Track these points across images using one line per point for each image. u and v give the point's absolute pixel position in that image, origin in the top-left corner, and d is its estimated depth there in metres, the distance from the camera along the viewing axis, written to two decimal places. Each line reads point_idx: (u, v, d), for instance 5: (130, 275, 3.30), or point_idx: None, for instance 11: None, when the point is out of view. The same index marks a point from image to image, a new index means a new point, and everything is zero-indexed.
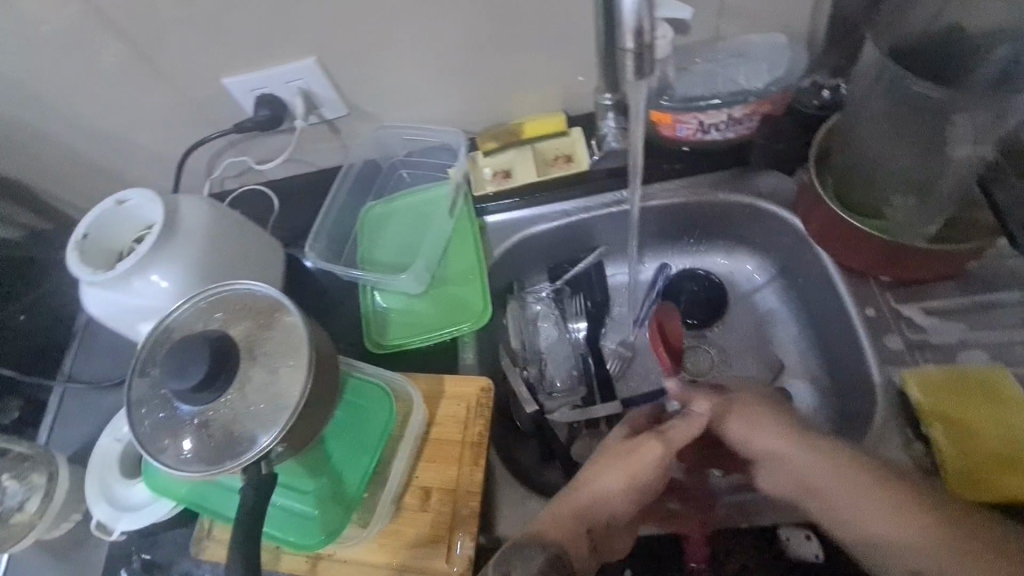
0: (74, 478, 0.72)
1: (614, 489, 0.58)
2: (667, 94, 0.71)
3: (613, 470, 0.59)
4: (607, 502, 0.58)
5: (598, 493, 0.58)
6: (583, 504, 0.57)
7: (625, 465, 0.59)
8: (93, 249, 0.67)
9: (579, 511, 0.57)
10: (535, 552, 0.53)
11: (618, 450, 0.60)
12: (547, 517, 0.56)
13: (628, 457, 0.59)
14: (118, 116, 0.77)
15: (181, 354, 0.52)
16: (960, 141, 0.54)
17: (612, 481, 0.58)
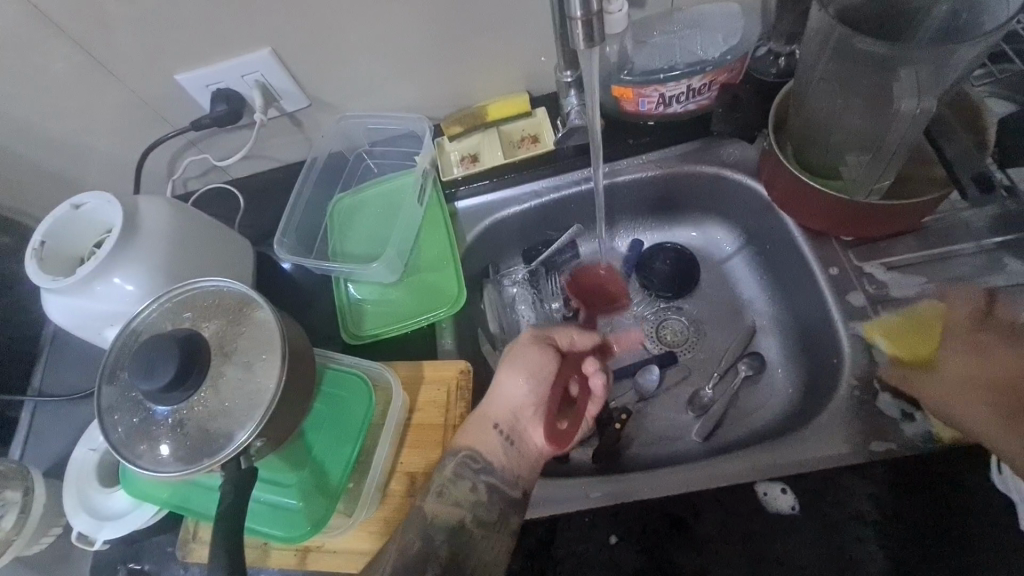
0: (51, 491, 0.70)
1: (513, 385, 0.64)
2: (627, 69, 0.72)
3: (504, 369, 0.65)
4: (506, 398, 0.64)
5: (498, 394, 0.64)
6: (488, 408, 0.63)
7: (511, 362, 0.65)
8: (53, 256, 0.66)
9: (485, 415, 0.63)
10: (448, 457, 0.61)
11: (506, 355, 0.67)
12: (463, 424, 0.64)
13: (513, 356, 0.66)
14: (68, 120, 0.75)
15: (149, 354, 0.52)
16: (903, 94, 0.53)
17: (504, 380, 0.65)
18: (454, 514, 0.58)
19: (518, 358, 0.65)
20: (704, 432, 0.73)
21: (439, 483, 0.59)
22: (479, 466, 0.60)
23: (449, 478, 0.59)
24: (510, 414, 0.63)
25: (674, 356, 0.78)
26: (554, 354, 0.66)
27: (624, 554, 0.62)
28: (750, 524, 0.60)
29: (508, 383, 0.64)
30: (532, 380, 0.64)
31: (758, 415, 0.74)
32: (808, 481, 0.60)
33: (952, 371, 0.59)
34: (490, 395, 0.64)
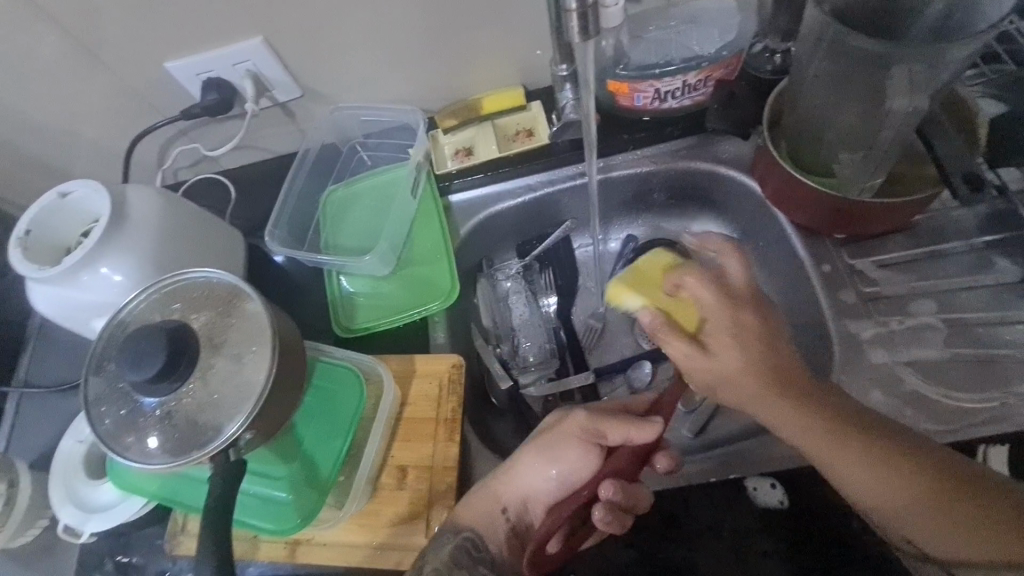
0: (37, 483, 0.70)
1: (535, 474, 0.60)
2: (623, 64, 0.72)
3: (532, 453, 0.60)
4: (524, 483, 0.60)
5: (518, 478, 0.60)
6: (503, 491, 0.60)
7: (546, 448, 0.59)
8: (38, 245, 0.65)
9: (499, 498, 0.59)
10: (448, 537, 0.57)
11: (541, 437, 0.60)
12: (470, 497, 0.60)
13: (552, 437, 0.59)
14: (54, 108, 0.73)
15: (137, 345, 0.51)
16: (896, 93, 0.55)
17: (534, 461, 0.60)
18: None
19: (556, 446, 0.59)
20: (696, 428, 0.74)
21: (433, 567, 0.54)
22: (480, 556, 0.56)
23: (446, 562, 0.54)
24: (521, 500, 0.60)
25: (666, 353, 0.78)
26: (597, 457, 0.58)
27: (616, 545, 0.65)
28: (739, 517, 0.63)
29: (539, 468, 0.59)
30: (561, 475, 0.59)
31: None
32: (796, 480, 0.62)
33: (729, 358, 0.59)
34: (508, 475, 0.60)
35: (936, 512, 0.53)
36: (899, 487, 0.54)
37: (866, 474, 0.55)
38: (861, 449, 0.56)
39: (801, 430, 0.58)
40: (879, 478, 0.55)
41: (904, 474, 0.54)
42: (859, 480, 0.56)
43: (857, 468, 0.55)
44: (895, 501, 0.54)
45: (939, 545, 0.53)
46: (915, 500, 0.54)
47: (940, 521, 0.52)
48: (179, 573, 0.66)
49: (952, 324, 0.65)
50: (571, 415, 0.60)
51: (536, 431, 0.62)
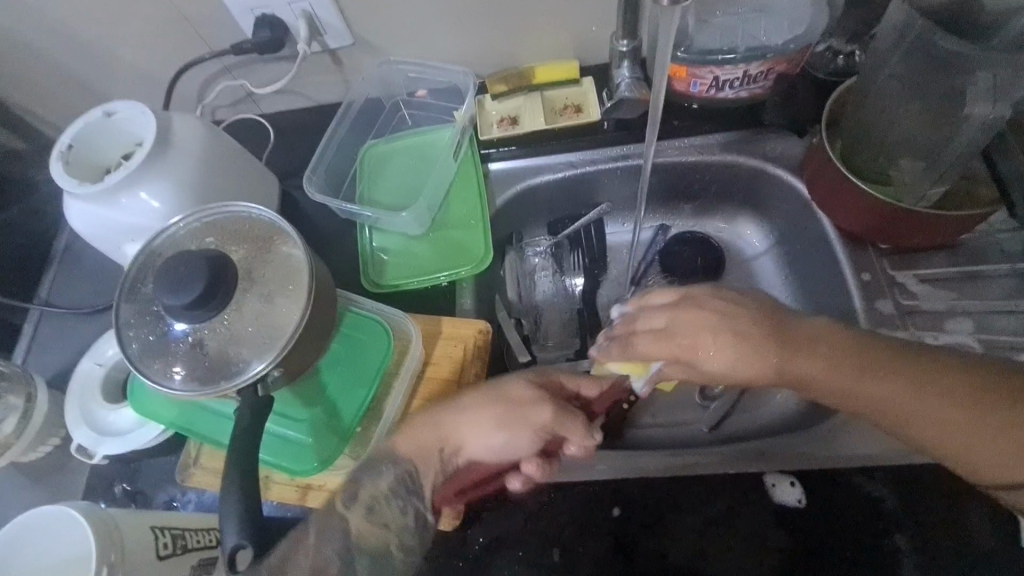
0: (54, 401, 0.70)
1: (487, 432, 0.58)
2: (685, 46, 0.70)
3: (490, 411, 0.58)
4: (474, 435, 0.57)
5: (469, 429, 0.57)
6: (447, 436, 0.57)
7: (508, 414, 0.58)
8: (78, 162, 0.64)
9: (442, 439, 0.57)
10: (386, 469, 0.55)
11: (507, 391, 0.59)
12: (409, 427, 0.57)
13: (519, 412, 0.58)
14: (104, 26, 0.72)
15: (177, 269, 0.51)
16: (977, 98, 0.54)
17: (491, 418, 0.58)
18: (377, 537, 0.53)
19: (518, 409, 0.58)
20: (711, 423, 0.74)
21: (370, 497, 0.54)
22: (414, 490, 0.55)
23: (383, 496, 0.54)
24: (463, 446, 0.58)
25: None
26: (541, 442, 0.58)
27: (628, 529, 0.63)
28: (754, 513, 0.62)
29: (491, 432, 0.58)
30: (507, 445, 0.58)
31: (767, 412, 0.74)
32: (811, 475, 0.63)
33: (724, 347, 0.58)
34: (460, 422, 0.57)
35: (994, 445, 0.51)
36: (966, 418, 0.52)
37: (910, 413, 0.53)
38: (906, 387, 0.53)
39: (834, 380, 0.55)
40: (932, 417, 0.53)
41: (951, 411, 0.52)
42: (899, 417, 0.54)
43: (899, 408, 0.53)
44: (942, 436, 0.52)
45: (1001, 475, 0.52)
46: (963, 433, 0.52)
47: (989, 447, 0.51)
48: (187, 504, 0.66)
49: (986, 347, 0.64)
50: (544, 404, 0.58)
51: (500, 391, 0.59)
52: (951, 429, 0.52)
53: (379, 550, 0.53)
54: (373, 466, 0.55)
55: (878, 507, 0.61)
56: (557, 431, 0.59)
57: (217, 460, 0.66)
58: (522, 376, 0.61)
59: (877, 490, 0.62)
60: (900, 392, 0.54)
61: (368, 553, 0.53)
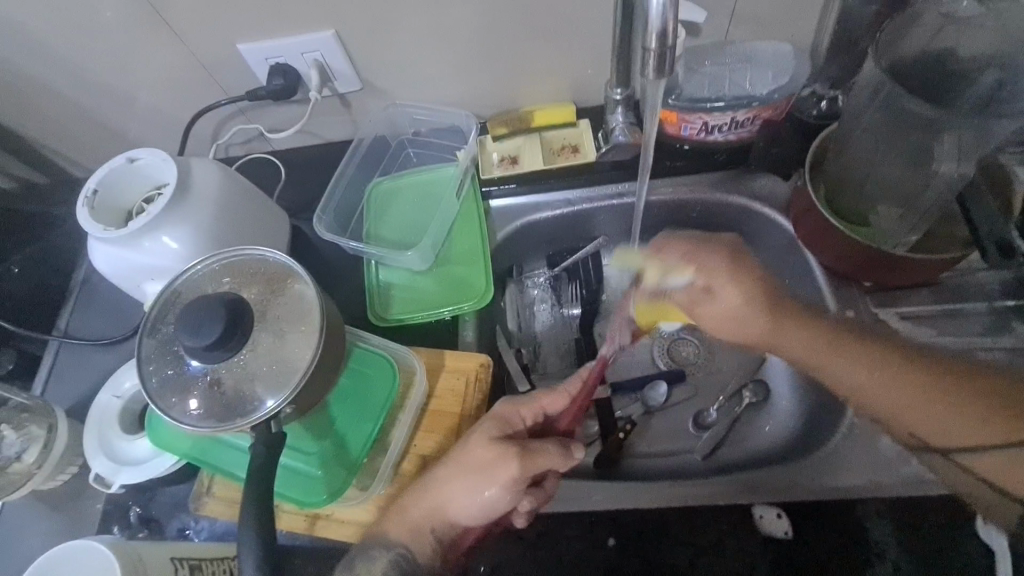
0: (72, 431, 0.73)
1: (465, 496, 0.60)
2: (675, 94, 0.74)
3: (462, 480, 0.60)
4: (454, 502, 0.60)
5: (448, 497, 0.60)
6: (432, 508, 0.61)
7: (478, 475, 0.60)
8: (102, 206, 0.68)
9: (428, 512, 0.61)
10: (378, 552, 0.59)
11: (476, 456, 0.61)
12: (399, 510, 0.61)
13: (485, 467, 0.60)
14: (128, 75, 0.77)
15: (198, 312, 0.54)
16: (943, 158, 0.59)
17: (464, 482, 0.60)
18: None
19: (488, 465, 0.60)
20: (707, 449, 0.76)
21: None
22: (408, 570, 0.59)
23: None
24: (447, 517, 0.61)
25: (682, 375, 0.80)
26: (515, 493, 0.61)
27: (622, 560, 0.65)
28: (745, 540, 0.65)
29: (467, 497, 0.60)
30: (486, 505, 0.60)
31: (759, 439, 0.76)
32: (803, 509, 0.65)
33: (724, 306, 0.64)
34: (439, 493, 0.61)
35: (947, 412, 0.56)
36: (925, 387, 0.57)
37: (872, 379, 0.59)
38: (868, 358, 0.59)
39: (804, 350, 0.62)
40: (892, 384, 0.58)
41: (904, 380, 0.58)
42: (859, 387, 0.60)
43: (858, 379, 0.59)
44: (896, 404, 0.58)
45: (953, 438, 0.56)
46: (916, 400, 0.57)
47: (939, 410, 0.56)
48: (198, 533, 0.69)
49: None
50: (506, 461, 0.60)
51: (464, 453, 0.61)
52: (906, 399, 0.57)
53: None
54: (366, 551, 0.59)
55: (864, 535, 0.64)
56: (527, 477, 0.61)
57: (229, 490, 0.69)
58: (486, 430, 0.62)
59: (870, 521, 0.64)
60: (861, 360, 0.60)
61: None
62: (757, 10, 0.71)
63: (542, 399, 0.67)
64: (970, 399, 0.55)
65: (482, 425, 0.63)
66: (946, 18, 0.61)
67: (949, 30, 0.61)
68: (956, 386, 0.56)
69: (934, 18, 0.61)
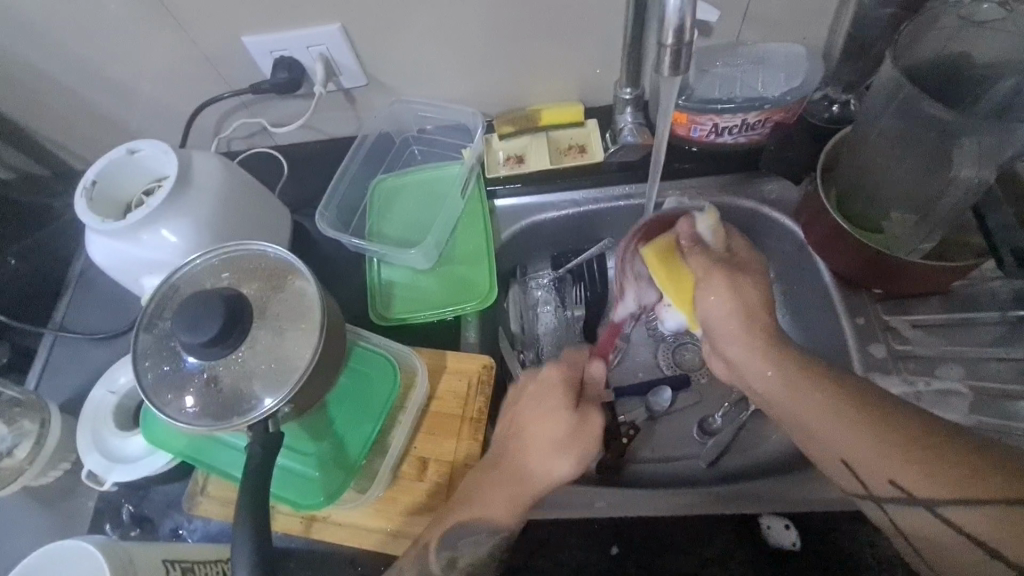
0: (65, 427, 0.71)
1: (563, 470, 0.60)
2: (685, 95, 0.73)
3: (559, 451, 0.60)
4: (551, 477, 0.59)
5: (546, 475, 0.59)
6: (533, 487, 0.59)
7: (573, 445, 0.60)
8: (100, 199, 0.67)
9: (531, 491, 0.59)
10: (484, 536, 0.58)
11: (565, 428, 0.61)
12: (490, 490, 0.58)
13: (569, 437, 0.61)
14: (130, 65, 0.76)
15: (195, 307, 0.53)
16: (963, 162, 0.58)
17: (560, 456, 0.60)
18: None
19: (578, 433, 0.61)
20: (710, 458, 0.74)
21: None
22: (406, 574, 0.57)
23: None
24: (543, 494, 0.60)
25: (687, 381, 0.79)
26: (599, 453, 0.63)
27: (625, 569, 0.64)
28: (749, 551, 0.63)
29: (568, 469, 0.60)
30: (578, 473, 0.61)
31: (764, 448, 0.75)
32: (809, 521, 0.64)
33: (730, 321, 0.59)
34: (535, 470, 0.59)
35: (917, 459, 0.48)
36: (887, 431, 0.50)
37: (829, 420, 0.53)
38: (826, 397, 0.53)
39: (763, 377, 0.57)
40: (850, 424, 0.52)
41: (863, 424, 0.51)
42: (817, 423, 0.54)
43: (816, 417, 0.54)
44: (860, 445, 0.51)
45: (926, 492, 0.47)
46: (882, 445, 0.50)
47: (903, 458, 0.48)
48: (192, 533, 0.68)
49: (978, 393, 0.65)
50: (592, 427, 0.62)
51: (550, 428, 0.60)
52: (872, 440, 0.50)
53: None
54: (472, 531, 0.58)
55: (867, 549, 0.62)
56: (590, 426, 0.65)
57: (224, 490, 0.67)
58: (559, 405, 0.61)
59: (879, 534, 0.63)
60: (817, 397, 0.54)
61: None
62: (770, 11, 0.70)
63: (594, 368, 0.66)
64: (946, 448, 0.47)
65: (555, 399, 0.62)
66: (964, 21, 0.59)
67: (967, 34, 0.60)
68: (929, 433, 0.48)
69: (952, 22, 0.60)
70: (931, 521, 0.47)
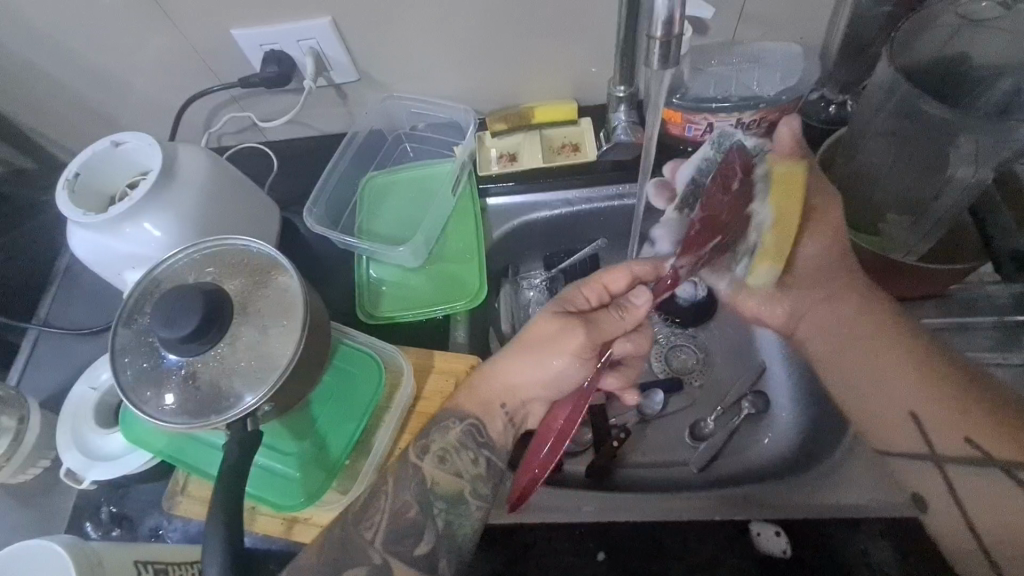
0: (44, 423, 0.70)
1: (528, 376, 0.64)
2: (680, 93, 0.72)
3: (527, 353, 0.64)
4: (520, 380, 0.64)
5: (513, 375, 0.63)
6: (500, 387, 0.63)
7: (540, 347, 0.63)
8: (83, 191, 0.66)
9: (501, 390, 0.63)
10: (453, 423, 0.61)
11: (545, 329, 0.63)
12: (470, 389, 0.63)
13: (552, 340, 0.63)
14: (119, 57, 0.75)
15: (174, 302, 0.51)
16: (959, 162, 0.56)
17: (528, 359, 0.63)
18: None
19: (552, 338, 0.63)
20: (701, 462, 0.73)
21: None
22: None
23: None
24: (518, 398, 0.64)
25: (679, 384, 0.77)
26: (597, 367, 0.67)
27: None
28: (742, 559, 0.62)
29: (544, 365, 0.63)
30: (554, 378, 0.64)
31: (758, 452, 0.74)
32: (803, 529, 0.62)
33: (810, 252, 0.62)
34: (504, 369, 0.64)
35: (991, 423, 0.55)
36: (961, 394, 0.56)
37: (914, 379, 0.58)
38: (909, 355, 0.59)
39: (859, 335, 0.62)
40: (932, 386, 0.58)
41: (945, 384, 0.57)
42: (903, 381, 0.59)
43: (905, 373, 0.59)
44: (935, 403, 0.57)
45: (996, 453, 0.54)
46: (961, 404, 0.56)
47: (976, 419, 0.55)
48: (172, 534, 0.66)
49: None
50: (573, 329, 0.63)
51: (527, 337, 0.64)
52: (952, 394, 0.57)
53: (452, 495, 0.59)
54: (439, 422, 0.62)
55: (861, 559, 0.60)
56: (596, 347, 0.64)
57: (205, 489, 0.66)
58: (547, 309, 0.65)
59: (872, 542, 0.61)
60: (908, 353, 0.59)
61: (444, 498, 0.58)
62: (766, 10, 0.69)
63: (604, 278, 0.67)
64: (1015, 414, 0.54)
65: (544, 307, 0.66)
66: (963, 19, 0.58)
67: (964, 33, 0.59)
68: (1007, 403, 0.55)
69: (951, 20, 0.59)
70: (997, 480, 0.54)
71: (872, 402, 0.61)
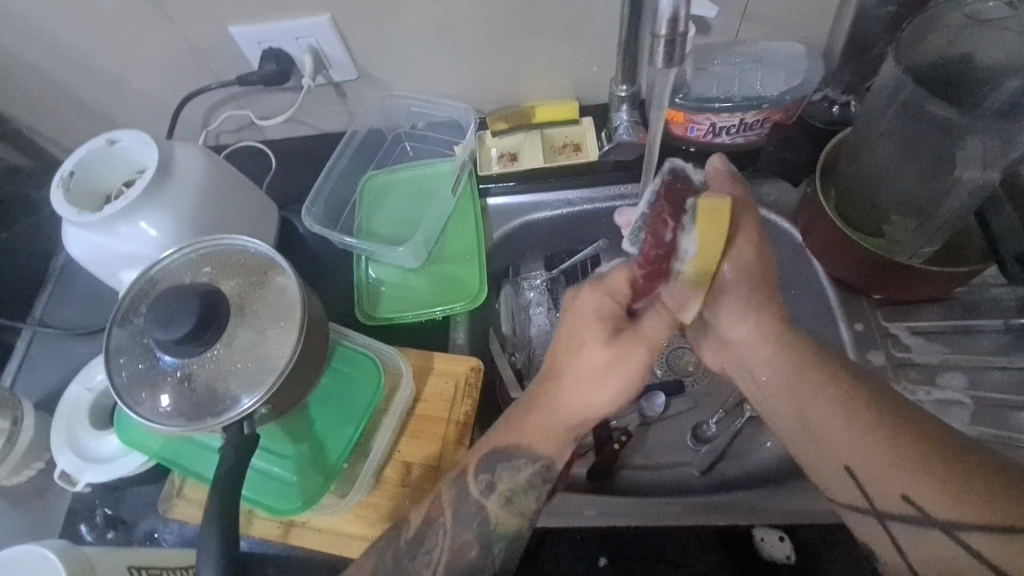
0: (39, 425, 0.69)
1: (596, 400, 0.58)
2: (682, 93, 0.71)
3: (587, 380, 0.57)
4: (587, 404, 0.58)
5: (578, 407, 0.58)
6: (565, 420, 0.58)
7: (603, 373, 0.57)
8: (79, 189, 0.65)
9: (566, 424, 0.58)
10: (523, 463, 0.57)
11: (598, 357, 0.56)
12: (537, 424, 0.58)
13: (604, 368, 0.57)
14: (115, 55, 0.74)
15: (169, 302, 0.51)
16: (968, 164, 0.56)
17: (586, 387, 0.57)
18: None
19: (610, 362, 0.57)
20: (703, 465, 0.72)
21: None
22: None
23: None
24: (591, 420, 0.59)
25: (680, 386, 0.77)
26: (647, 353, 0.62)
27: None
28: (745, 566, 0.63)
29: (607, 391, 0.57)
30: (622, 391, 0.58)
31: (760, 456, 0.72)
32: (804, 533, 0.63)
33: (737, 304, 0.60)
34: (562, 401, 0.58)
35: (935, 478, 0.46)
36: (895, 443, 0.48)
37: (839, 427, 0.52)
38: (841, 401, 0.52)
39: (779, 374, 0.57)
40: (858, 433, 0.50)
41: (876, 433, 0.50)
42: (829, 435, 0.52)
43: (829, 420, 0.52)
44: (870, 456, 0.50)
45: (940, 512, 0.46)
46: (891, 459, 0.48)
47: (917, 474, 0.47)
48: (167, 537, 0.65)
49: (979, 402, 0.64)
50: (626, 351, 0.56)
51: (580, 363, 0.57)
52: (886, 442, 0.49)
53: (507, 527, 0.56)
54: (510, 459, 0.57)
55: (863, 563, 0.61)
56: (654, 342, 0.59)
57: (201, 492, 0.65)
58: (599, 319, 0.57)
59: None
60: (837, 397, 0.53)
61: (502, 536, 0.55)
62: (770, 9, 0.68)
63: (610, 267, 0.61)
64: (967, 462, 0.46)
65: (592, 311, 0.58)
66: (970, 19, 0.58)
67: (970, 33, 0.58)
68: (952, 449, 0.47)
69: (958, 19, 0.58)
70: (948, 545, 0.46)
71: (801, 448, 0.56)
